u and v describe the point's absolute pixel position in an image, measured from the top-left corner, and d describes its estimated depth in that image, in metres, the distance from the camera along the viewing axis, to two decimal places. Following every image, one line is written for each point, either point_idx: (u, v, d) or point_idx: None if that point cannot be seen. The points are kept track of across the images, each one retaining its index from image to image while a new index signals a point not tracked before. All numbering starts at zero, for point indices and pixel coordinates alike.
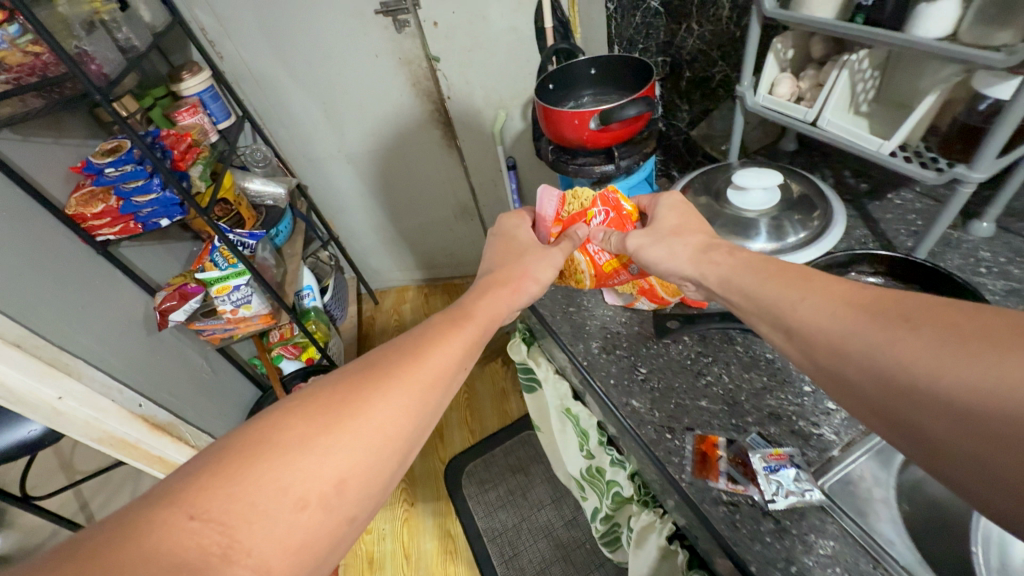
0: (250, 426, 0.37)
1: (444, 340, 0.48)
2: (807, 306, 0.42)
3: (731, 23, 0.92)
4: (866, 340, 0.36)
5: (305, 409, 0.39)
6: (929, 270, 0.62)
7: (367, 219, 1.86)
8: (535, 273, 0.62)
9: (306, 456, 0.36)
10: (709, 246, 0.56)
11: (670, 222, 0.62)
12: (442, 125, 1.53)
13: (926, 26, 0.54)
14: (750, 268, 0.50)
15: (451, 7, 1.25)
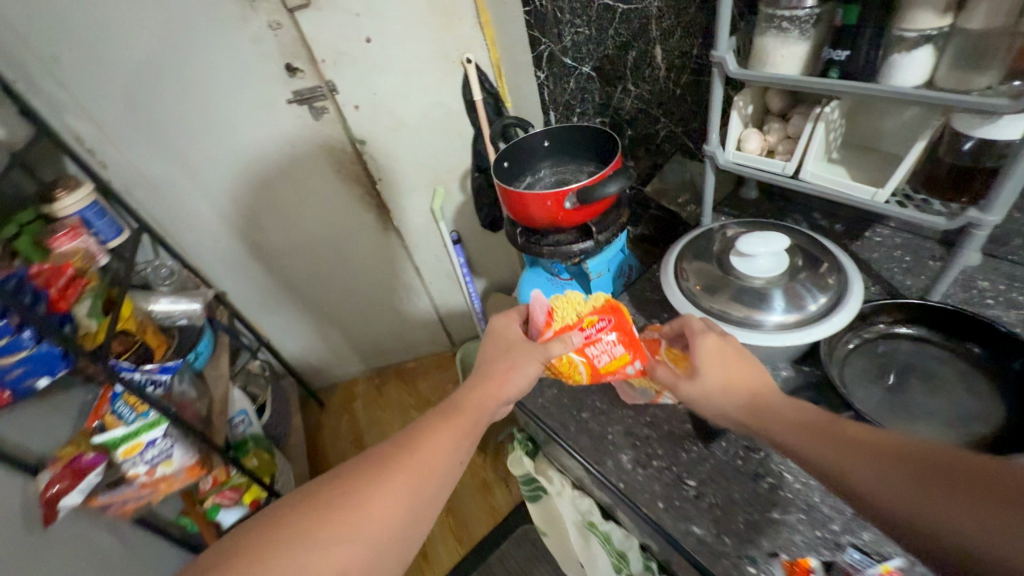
0: (268, 517, 0.45)
1: (432, 439, 0.51)
2: (841, 451, 0.40)
3: (670, 82, 0.92)
4: (913, 504, 0.33)
5: (309, 507, 0.45)
6: (952, 313, 0.58)
7: (301, 317, 1.66)
8: (525, 366, 0.58)
9: (305, 553, 0.42)
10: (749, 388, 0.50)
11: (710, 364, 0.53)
12: (376, 208, 1.41)
13: (900, 76, 0.53)
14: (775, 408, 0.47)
15: (371, 90, 1.17)
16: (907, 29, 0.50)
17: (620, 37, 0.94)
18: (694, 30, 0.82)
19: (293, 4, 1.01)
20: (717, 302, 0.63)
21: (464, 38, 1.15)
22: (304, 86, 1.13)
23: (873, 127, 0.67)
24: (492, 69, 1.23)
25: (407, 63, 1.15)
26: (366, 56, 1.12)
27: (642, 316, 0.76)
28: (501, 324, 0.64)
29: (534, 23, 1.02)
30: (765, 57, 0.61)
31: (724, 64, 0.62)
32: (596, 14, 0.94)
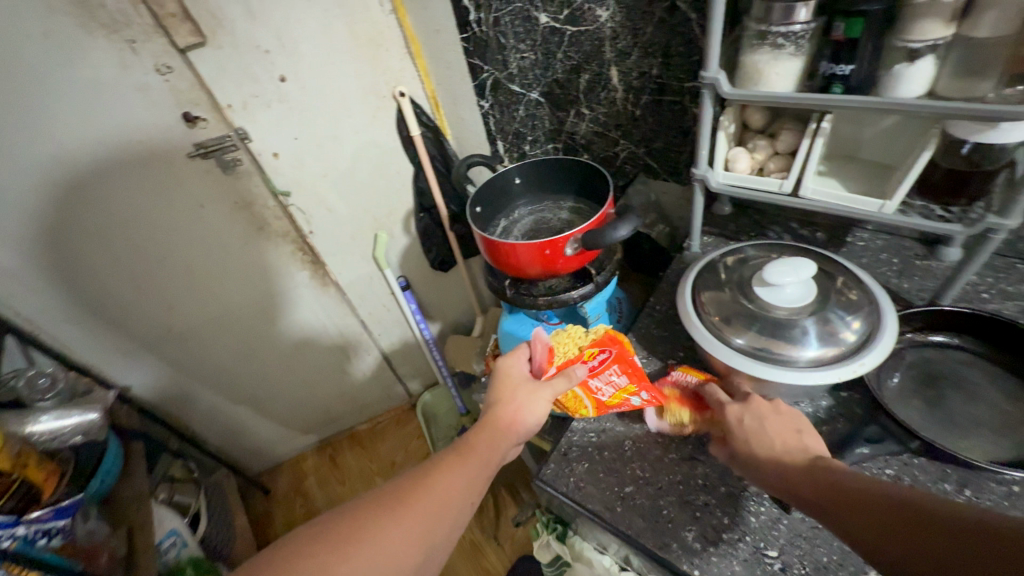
0: (269, 560, 0.42)
1: (448, 475, 0.48)
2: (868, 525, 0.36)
3: (628, 103, 0.88)
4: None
5: (312, 548, 0.42)
6: (972, 317, 0.58)
7: (231, 402, 1.41)
8: (532, 404, 0.56)
9: None
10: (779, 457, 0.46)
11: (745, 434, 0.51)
12: (310, 263, 1.23)
13: (903, 88, 0.51)
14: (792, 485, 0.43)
15: (292, 133, 1.02)
16: (914, 40, 0.48)
17: (570, 61, 0.89)
18: (652, 50, 0.79)
19: (185, 42, 0.83)
20: (746, 338, 0.57)
21: (394, 69, 1.06)
22: (208, 136, 0.95)
23: (851, 135, 0.66)
24: (428, 101, 1.15)
25: (331, 101, 1.02)
26: (282, 97, 0.97)
27: (655, 358, 0.69)
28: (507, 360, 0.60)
29: (474, 50, 0.95)
30: (758, 75, 0.57)
31: (716, 86, 0.58)
32: (542, 38, 0.88)
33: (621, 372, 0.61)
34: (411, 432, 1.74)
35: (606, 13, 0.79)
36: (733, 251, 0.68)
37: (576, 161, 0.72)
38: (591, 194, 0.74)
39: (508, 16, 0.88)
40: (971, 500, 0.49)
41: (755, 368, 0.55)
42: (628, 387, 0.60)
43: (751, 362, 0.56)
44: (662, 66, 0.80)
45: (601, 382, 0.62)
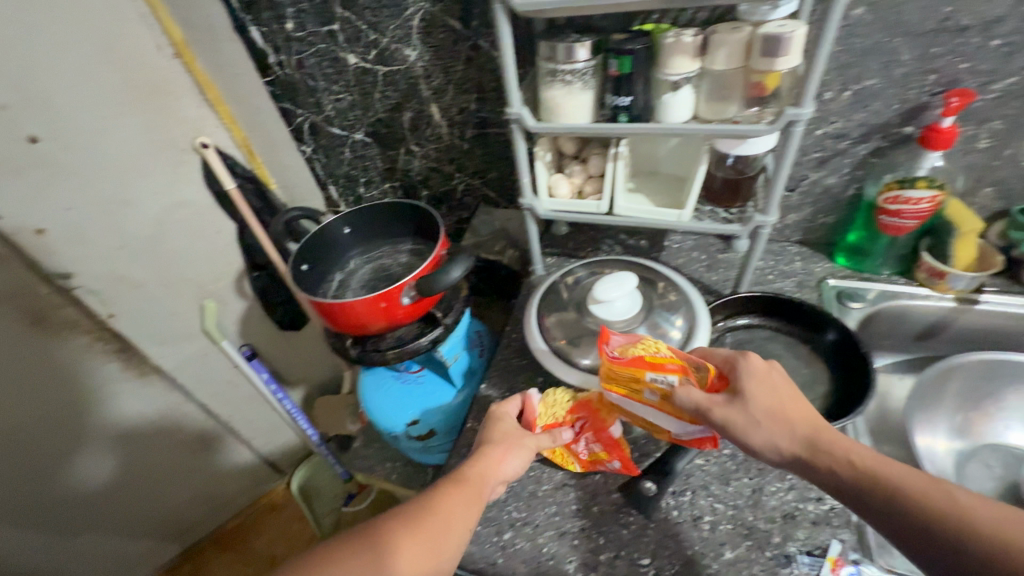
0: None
1: (440, 505, 0.46)
2: (991, 548, 0.33)
3: (455, 138, 0.89)
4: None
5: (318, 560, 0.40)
6: (764, 298, 0.68)
7: (29, 550, 1.08)
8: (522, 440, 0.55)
9: None
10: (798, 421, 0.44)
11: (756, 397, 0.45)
12: (117, 353, 1.01)
13: (669, 114, 0.58)
14: (871, 471, 0.39)
15: (64, 205, 0.82)
16: (671, 73, 0.55)
17: (388, 100, 0.86)
18: (466, 86, 0.80)
19: None
20: (591, 355, 0.60)
21: (191, 119, 0.95)
22: None
23: (648, 154, 0.74)
24: (241, 150, 1.05)
25: (110, 160, 0.85)
26: (43, 162, 0.77)
27: (518, 389, 0.69)
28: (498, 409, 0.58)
29: (282, 93, 0.89)
30: (557, 108, 0.61)
31: (522, 121, 0.61)
32: (354, 79, 0.84)
33: (597, 440, 0.56)
34: (290, 515, 1.53)
35: (414, 53, 0.78)
36: (569, 271, 0.71)
37: (403, 203, 0.71)
38: (427, 235, 0.72)
39: (313, 57, 0.83)
40: None
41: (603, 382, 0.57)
42: (602, 456, 0.55)
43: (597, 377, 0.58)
44: (479, 101, 0.82)
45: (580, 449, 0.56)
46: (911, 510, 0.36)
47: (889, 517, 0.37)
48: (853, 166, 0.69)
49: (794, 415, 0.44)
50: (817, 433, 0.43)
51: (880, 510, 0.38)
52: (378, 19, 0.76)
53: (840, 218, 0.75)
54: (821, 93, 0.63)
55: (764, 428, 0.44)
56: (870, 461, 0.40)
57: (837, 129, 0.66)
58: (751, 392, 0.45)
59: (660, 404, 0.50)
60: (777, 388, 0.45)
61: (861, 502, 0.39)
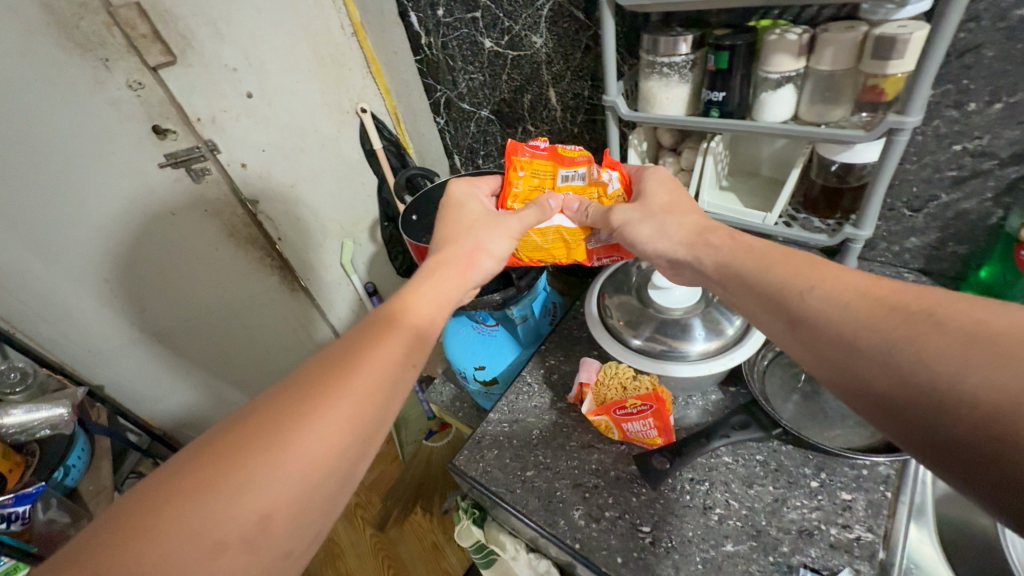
0: (267, 396, 0.37)
1: (385, 341, 0.41)
2: (821, 285, 0.37)
3: (567, 121, 0.95)
4: (848, 306, 0.35)
5: (308, 371, 0.39)
6: None
7: (205, 402, 1.44)
8: (488, 246, 0.56)
9: (313, 405, 0.36)
10: (699, 226, 0.51)
11: (660, 197, 0.57)
12: (279, 269, 1.28)
13: (769, 113, 0.58)
14: (750, 248, 0.45)
15: (260, 145, 1.09)
16: (772, 71, 0.55)
17: (514, 82, 0.95)
18: (581, 73, 0.86)
19: (155, 61, 0.90)
20: (642, 334, 0.63)
21: (356, 88, 1.15)
22: (178, 148, 1.01)
23: (751, 155, 0.73)
24: (390, 116, 1.24)
25: (296, 115, 1.09)
26: (249, 111, 1.04)
27: (573, 356, 0.74)
28: (462, 192, 0.64)
29: (427, 71, 1.03)
30: (651, 100, 0.64)
31: (616, 109, 0.65)
32: (487, 60, 0.95)
33: (655, 426, 0.56)
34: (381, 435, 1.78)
35: (541, 39, 0.86)
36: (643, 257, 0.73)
37: None
38: None
39: (455, 40, 0.94)
40: (826, 482, 0.54)
41: (651, 364, 0.61)
42: (654, 440, 0.57)
43: (643, 359, 0.61)
44: (592, 88, 0.86)
45: (634, 425, 0.58)
46: (767, 272, 0.42)
47: (750, 280, 0.42)
48: (999, 191, 0.60)
49: (685, 210, 0.55)
50: (709, 225, 0.51)
51: (752, 288, 0.42)
52: (513, 7, 0.84)
53: (975, 249, 0.66)
54: (962, 103, 0.57)
55: (652, 219, 0.54)
56: (753, 242, 0.45)
57: (982, 145, 0.58)
58: (649, 195, 0.57)
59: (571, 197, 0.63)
60: (679, 195, 0.56)
61: (724, 269, 0.46)
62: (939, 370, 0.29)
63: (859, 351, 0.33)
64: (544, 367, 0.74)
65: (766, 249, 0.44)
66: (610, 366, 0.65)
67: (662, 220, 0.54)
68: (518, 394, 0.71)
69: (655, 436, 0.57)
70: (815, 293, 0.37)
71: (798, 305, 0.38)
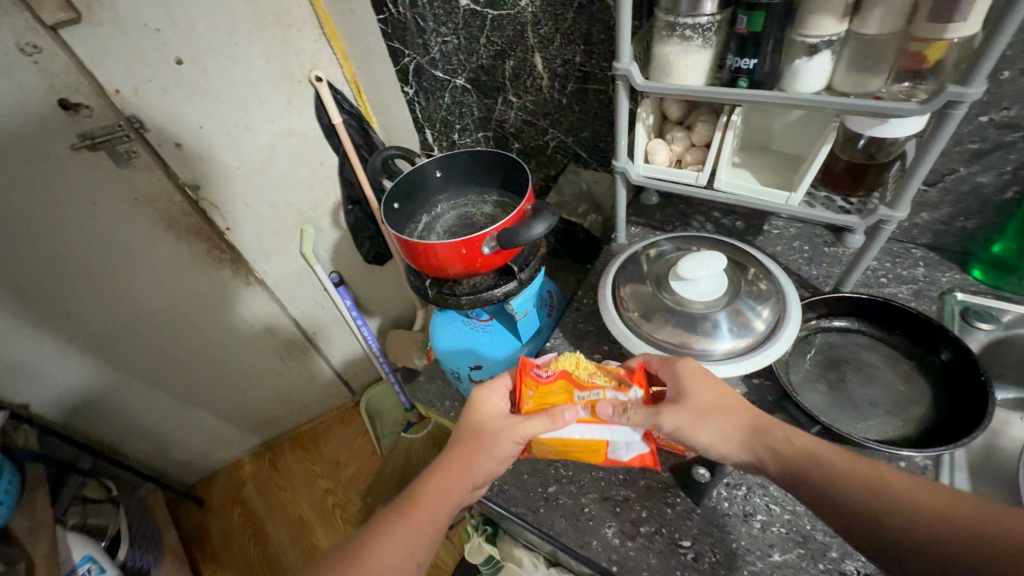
0: None
1: (383, 545, 0.44)
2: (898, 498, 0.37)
3: (554, 91, 0.86)
4: (926, 528, 0.35)
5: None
6: (888, 306, 0.60)
7: (153, 411, 1.30)
8: (497, 448, 0.51)
9: None
10: (756, 420, 0.46)
11: (703, 395, 0.48)
12: (229, 262, 1.14)
13: (803, 83, 0.52)
14: (810, 456, 0.42)
15: (197, 121, 0.93)
16: (811, 35, 0.49)
17: (494, 46, 0.85)
18: (573, 36, 0.77)
19: (54, 19, 0.73)
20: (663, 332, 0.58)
21: (308, 52, 0.99)
22: (94, 126, 0.85)
23: (762, 126, 0.68)
24: (349, 86, 1.09)
25: (237, 86, 0.94)
26: (180, 81, 0.88)
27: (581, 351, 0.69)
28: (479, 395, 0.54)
29: (393, 33, 0.90)
30: (669, 68, 0.57)
31: (630, 78, 0.57)
32: (464, 21, 0.84)
33: None
34: (355, 429, 1.69)
35: None
36: (653, 243, 0.68)
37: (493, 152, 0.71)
38: (513, 187, 0.73)
39: None
40: None
41: None
42: (689, 446, 0.52)
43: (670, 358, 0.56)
44: (585, 53, 0.78)
45: (667, 434, 0.53)
46: (840, 491, 0.39)
47: (821, 493, 0.40)
48: (1019, 164, 0.58)
49: (730, 397, 0.48)
50: (757, 417, 0.47)
51: (817, 496, 0.41)
52: None
53: (984, 223, 0.64)
54: (995, 71, 0.53)
55: (705, 417, 0.47)
56: (808, 448, 0.43)
57: (1008, 117, 0.55)
58: (692, 392, 0.48)
59: (589, 407, 0.51)
60: (719, 387, 0.49)
61: (787, 474, 0.43)
62: None
63: None
64: None
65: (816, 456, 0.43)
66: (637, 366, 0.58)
67: (715, 404, 0.48)
68: None
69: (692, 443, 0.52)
70: (904, 524, 0.36)
71: (878, 529, 0.37)
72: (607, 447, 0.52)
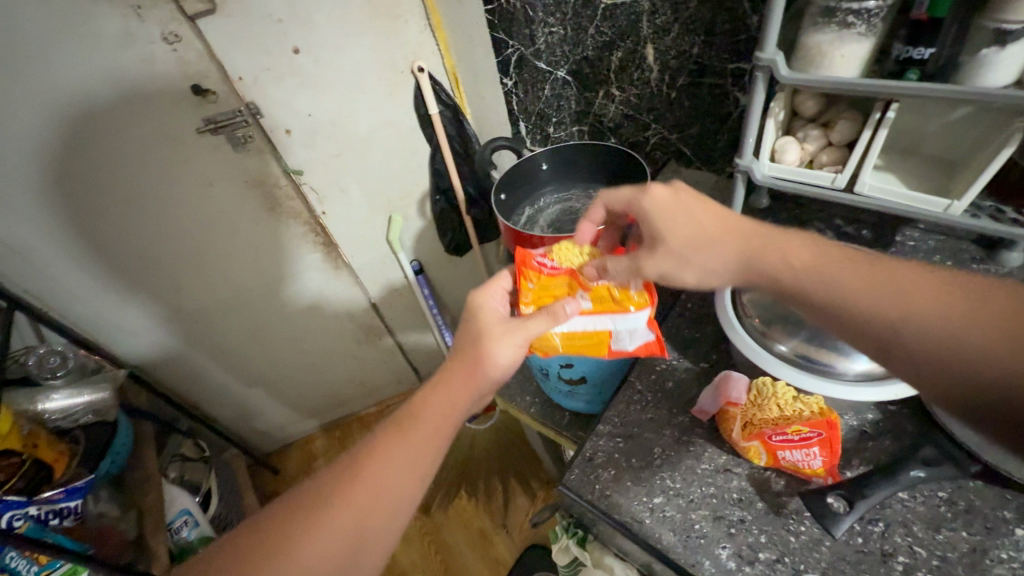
0: (297, 502, 0.48)
1: (381, 464, 0.48)
2: (973, 350, 0.37)
3: (663, 84, 0.82)
4: (924, 322, 0.40)
5: (324, 483, 0.48)
6: None
7: (243, 380, 1.40)
8: (495, 358, 0.52)
9: (316, 522, 0.45)
10: (718, 239, 0.51)
11: (672, 229, 0.53)
12: (322, 245, 1.19)
13: (987, 76, 0.45)
14: (816, 268, 0.46)
15: (305, 109, 0.97)
16: (1007, 20, 0.43)
17: (602, 36, 0.83)
18: (693, 26, 0.73)
19: (193, 9, 0.78)
20: (791, 346, 0.54)
21: (412, 43, 0.99)
22: (218, 111, 0.91)
23: (912, 126, 0.61)
24: (448, 77, 1.08)
25: (344, 75, 0.97)
26: (295, 70, 0.92)
27: (686, 358, 0.65)
28: (480, 301, 0.56)
29: (498, 23, 0.89)
30: (819, 58, 0.52)
31: (773, 69, 0.53)
32: (574, 11, 0.82)
33: (820, 456, 0.48)
34: None
35: None
36: None
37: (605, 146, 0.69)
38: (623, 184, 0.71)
39: None
40: None
41: (809, 382, 0.51)
42: (815, 471, 0.49)
43: (798, 373, 0.52)
44: (704, 44, 0.74)
45: (791, 457, 0.49)
46: (843, 295, 0.44)
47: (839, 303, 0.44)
48: None
49: (709, 224, 0.52)
50: (734, 236, 0.51)
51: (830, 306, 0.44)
52: None
53: None
54: None
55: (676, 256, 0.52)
56: (811, 262, 0.47)
57: None
58: (669, 230, 0.53)
59: (595, 302, 0.58)
60: (690, 218, 0.53)
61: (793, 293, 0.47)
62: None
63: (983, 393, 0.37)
64: (656, 372, 0.64)
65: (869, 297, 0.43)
66: (757, 382, 0.54)
67: (680, 235, 0.53)
68: (630, 403, 0.62)
69: (817, 469, 0.48)
70: (913, 330, 0.40)
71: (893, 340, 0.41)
72: (609, 333, 0.58)
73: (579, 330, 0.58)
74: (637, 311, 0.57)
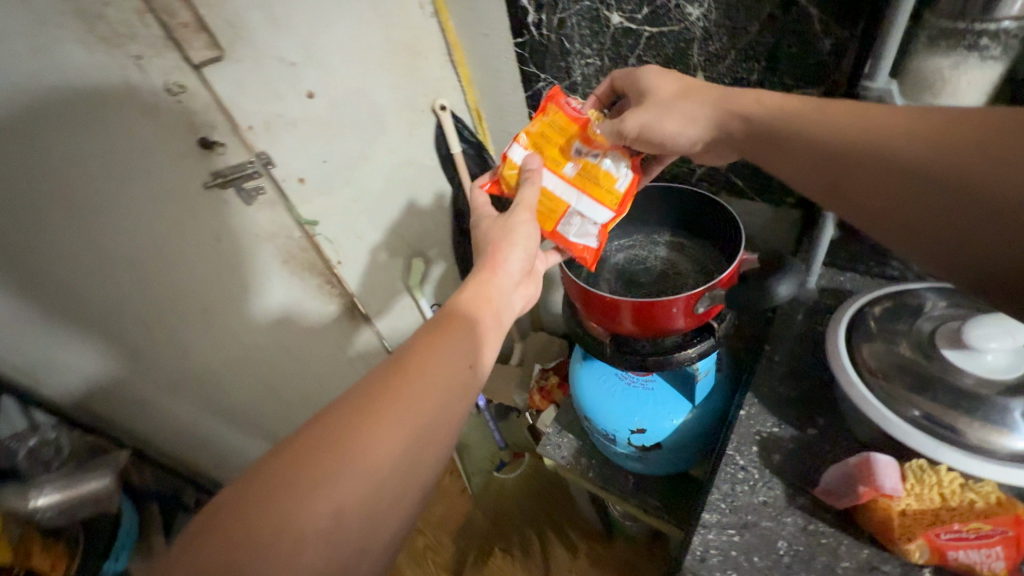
0: (363, 385, 0.41)
1: (451, 344, 0.45)
2: (922, 164, 0.33)
3: None
4: (875, 136, 0.36)
5: (391, 367, 0.43)
6: None
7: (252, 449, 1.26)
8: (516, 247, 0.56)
9: (397, 401, 0.40)
10: (694, 95, 0.52)
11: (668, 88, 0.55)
12: (339, 299, 1.05)
13: None
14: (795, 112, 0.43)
15: (321, 155, 0.88)
16: None
17: (644, 66, 0.76)
18: (753, 52, 0.67)
19: (200, 57, 0.69)
20: (925, 412, 0.46)
21: (433, 81, 0.95)
22: (227, 164, 0.78)
23: None
24: (471, 113, 1.03)
25: (364, 118, 0.90)
26: (310, 115, 0.83)
27: (789, 423, 0.57)
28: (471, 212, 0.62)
29: (530, 57, 0.84)
30: (940, 86, 0.46)
31: (887, 99, 0.46)
32: (612, 41, 0.76)
33: (1004, 557, 0.39)
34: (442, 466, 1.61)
35: (699, 10, 0.67)
36: (910, 295, 0.56)
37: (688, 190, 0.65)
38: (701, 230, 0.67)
39: (574, 17, 0.76)
40: None
41: (946, 451, 0.43)
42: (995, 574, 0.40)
43: (948, 450, 0.43)
44: (766, 71, 0.67)
45: (968, 557, 0.41)
46: (797, 129, 0.41)
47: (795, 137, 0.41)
48: None
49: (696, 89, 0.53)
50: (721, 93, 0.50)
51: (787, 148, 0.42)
52: None
53: None
54: None
55: (667, 112, 0.53)
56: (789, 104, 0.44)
57: None
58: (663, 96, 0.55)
59: (579, 176, 0.60)
60: (679, 81, 0.55)
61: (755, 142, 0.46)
62: (996, 181, 0.30)
63: (938, 224, 0.32)
64: (757, 444, 0.56)
65: (863, 133, 0.37)
66: (909, 465, 0.45)
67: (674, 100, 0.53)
68: (735, 484, 0.54)
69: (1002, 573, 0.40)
70: (858, 144, 0.37)
71: (836, 160, 0.38)
72: (564, 212, 0.60)
73: (547, 192, 0.60)
74: (607, 206, 0.59)
